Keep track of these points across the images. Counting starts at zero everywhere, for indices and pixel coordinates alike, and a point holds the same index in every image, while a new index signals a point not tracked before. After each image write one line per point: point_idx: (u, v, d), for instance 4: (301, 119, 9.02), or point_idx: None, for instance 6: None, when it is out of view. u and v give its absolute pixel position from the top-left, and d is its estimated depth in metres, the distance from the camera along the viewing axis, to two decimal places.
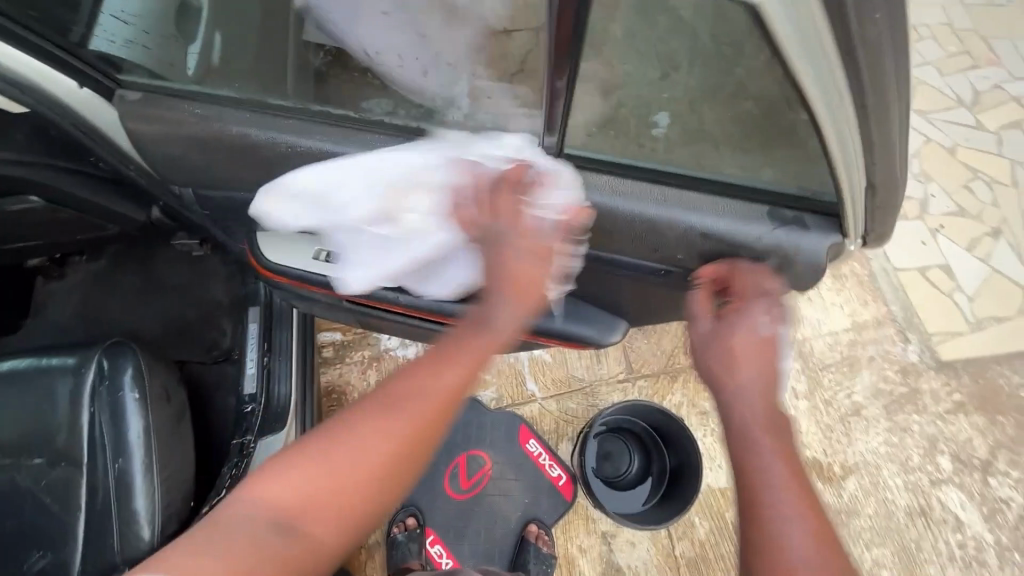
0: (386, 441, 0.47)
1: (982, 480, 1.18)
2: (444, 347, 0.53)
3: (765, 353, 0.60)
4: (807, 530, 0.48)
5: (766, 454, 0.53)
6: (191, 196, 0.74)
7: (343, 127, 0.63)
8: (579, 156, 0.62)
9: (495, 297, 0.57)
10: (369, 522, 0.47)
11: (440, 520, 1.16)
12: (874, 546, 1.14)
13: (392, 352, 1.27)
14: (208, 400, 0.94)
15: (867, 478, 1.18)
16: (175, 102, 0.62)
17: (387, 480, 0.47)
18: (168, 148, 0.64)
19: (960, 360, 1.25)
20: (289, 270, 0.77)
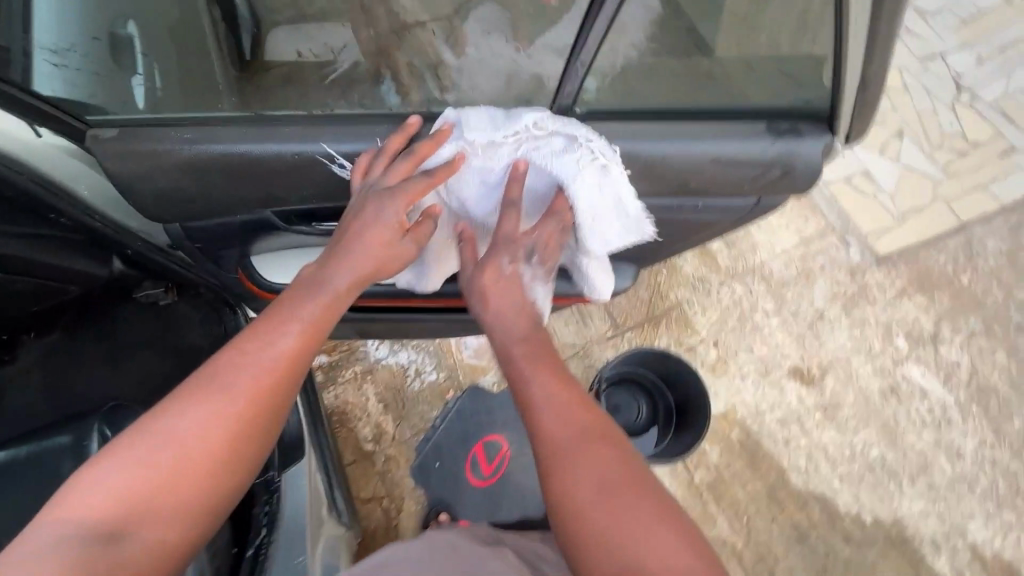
0: (205, 430, 0.51)
1: (934, 350, 1.33)
2: (264, 324, 0.58)
3: (515, 289, 0.71)
4: (588, 461, 0.54)
5: (548, 403, 0.60)
6: (178, 231, 0.75)
7: (334, 126, 0.66)
8: (591, 109, 0.67)
9: (332, 262, 0.64)
10: (211, 506, 0.51)
11: (471, 509, 1.18)
12: (860, 430, 1.27)
13: (383, 361, 1.25)
14: None
15: (842, 372, 1.30)
16: (156, 133, 0.64)
17: (226, 459, 0.51)
18: (154, 180, 0.65)
19: (895, 251, 1.39)
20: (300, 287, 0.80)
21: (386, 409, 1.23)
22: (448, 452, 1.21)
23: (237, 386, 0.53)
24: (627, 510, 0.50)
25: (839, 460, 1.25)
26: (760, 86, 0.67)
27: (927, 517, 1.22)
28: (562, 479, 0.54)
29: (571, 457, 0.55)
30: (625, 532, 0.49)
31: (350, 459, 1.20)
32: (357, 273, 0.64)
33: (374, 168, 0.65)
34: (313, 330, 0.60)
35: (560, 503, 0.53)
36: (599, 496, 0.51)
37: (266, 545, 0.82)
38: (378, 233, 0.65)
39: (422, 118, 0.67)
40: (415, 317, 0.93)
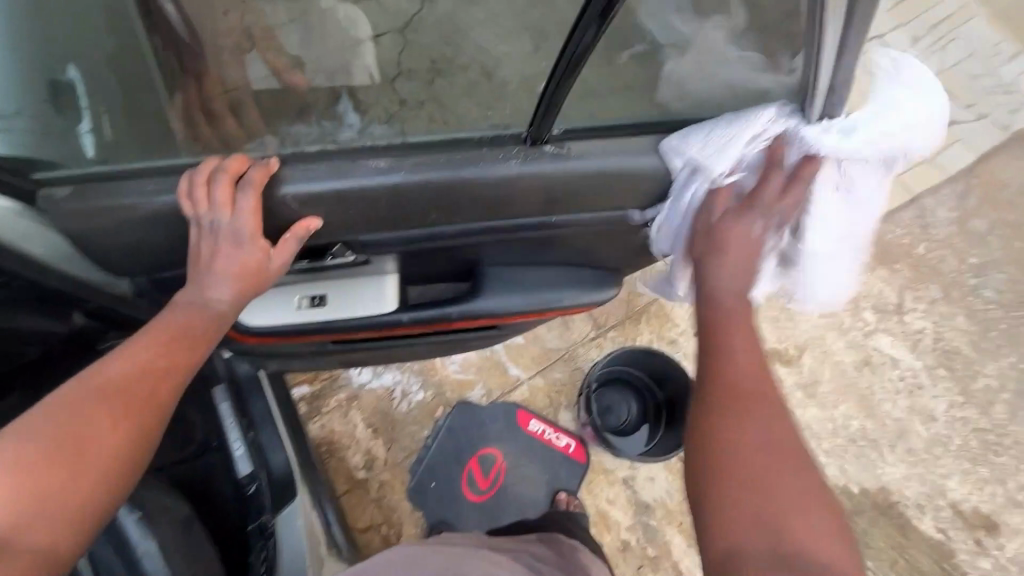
0: (92, 430, 0.53)
1: (899, 320, 1.38)
2: (151, 336, 0.63)
3: (749, 252, 0.68)
4: (756, 419, 0.58)
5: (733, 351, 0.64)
6: (145, 283, 0.73)
7: (301, 165, 0.65)
8: (567, 129, 0.68)
9: (204, 278, 0.65)
10: (99, 508, 0.52)
11: (471, 525, 1.17)
12: (840, 404, 1.31)
13: (367, 385, 1.23)
14: (203, 496, 0.83)
15: (818, 350, 1.35)
16: (115, 186, 0.62)
17: (120, 459, 0.54)
18: (121, 238, 0.63)
19: None
20: (277, 328, 0.81)
21: (375, 434, 1.21)
22: (443, 470, 1.20)
23: (126, 389, 0.57)
24: (796, 482, 0.54)
25: (823, 435, 1.29)
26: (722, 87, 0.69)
27: (909, 481, 1.27)
28: (736, 428, 0.58)
29: (753, 406, 0.59)
30: (787, 493, 0.53)
31: (342, 488, 1.18)
32: (236, 286, 0.65)
33: (197, 199, 0.62)
34: (196, 342, 0.64)
35: (722, 449, 0.57)
36: (770, 450, 0.56)
37: None
38: (236, 252, 0.64)
39: (389, 151, 0.67)
40: (402, 344, 0.92)
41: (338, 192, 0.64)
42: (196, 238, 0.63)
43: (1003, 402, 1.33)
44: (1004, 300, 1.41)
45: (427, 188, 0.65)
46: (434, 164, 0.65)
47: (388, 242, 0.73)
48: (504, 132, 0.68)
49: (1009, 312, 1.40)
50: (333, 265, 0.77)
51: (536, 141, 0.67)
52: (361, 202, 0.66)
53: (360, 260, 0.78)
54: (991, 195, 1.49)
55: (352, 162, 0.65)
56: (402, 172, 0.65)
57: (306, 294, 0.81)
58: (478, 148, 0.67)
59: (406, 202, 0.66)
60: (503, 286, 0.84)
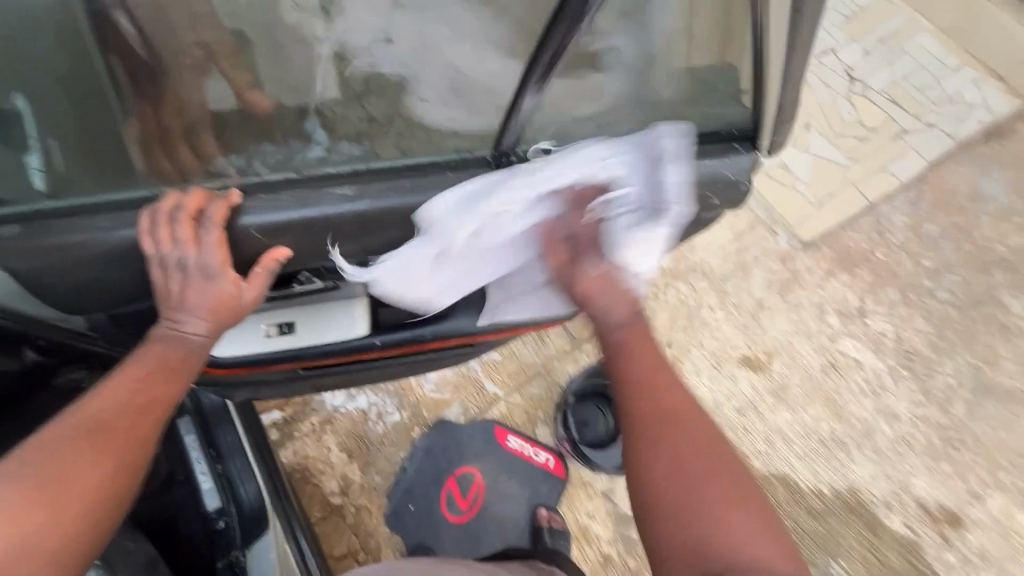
0: (77, 465, 0.53)
1: (863, 323, 1.43)
2: (135, 372, 0.63)
3: (610, 280, 0.70)
4: (676, 438, 0.62)
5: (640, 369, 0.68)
6: (104, 318, 0.72)
7: (265, 191, 0.64)
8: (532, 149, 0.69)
9: (179, 314, 0.66)
10: (84, 550, 0.51)
11: (452, 547, 1.15)
12: (810, 408, 1.35)
13: (342, 409, 1.20)
14: (168, 534, 0.78)
15: (787, 355, 1.38)
16: (65, 224, 0.60)
17: (108, 499, 0.53)
18: (75, 275, 0.63)
19: (817, 236, 1.49)
20: (244, 357, 0.79)
21: (350, 458, 1.18)
22: (421, 492, 1.18)
23: (108, 425, 0.57)
24: (716, 491, 0.59)
25: (795, 438, 1.32)
26: (689, 107, 0.70)
27: (877, 480, 1.31)
28: (662, 451, 0.61)
29: (663, 423, 0.63)
30: (710, 508, 0.57)
31: (318, 515, 1.15)
32: (213, 324, 0.67)
33: (160, 237, 0.62)
34: (178, 377, 0.65)
35: (651, 477, 0.61)
36: (692, 465, 0.60)
37: None
38: (207, 285, 0.65)
39: (354, 176, 0.66)
40: (374, 367, 0.91)
41: (305, 221, 0.64)
42: (163, 276, 0.64)
43: (961, 400, 1.39)
44: (958, 301, 1.48)
45: (395, 215, 0.66)
46: (399, 191, 0.66)
47: (353, 269, 0.73)
48: (469, 156, 0.68)
49: (963, 313, 1.47)
50: (299, 293, 0.76)
51: (501, 157, 0.68)
52: (328, 231, 0.66)
53: (330, 286, 0.76)
54: (941, 200, 1.57)
55: (319, 189, 0.64)
56: (369, 199, 0.65)
57: (274, 321, 0.79)
58: (441, 174, 0.67)
59: (374, 228, 0.67)
60: (474, 307, 0.83)
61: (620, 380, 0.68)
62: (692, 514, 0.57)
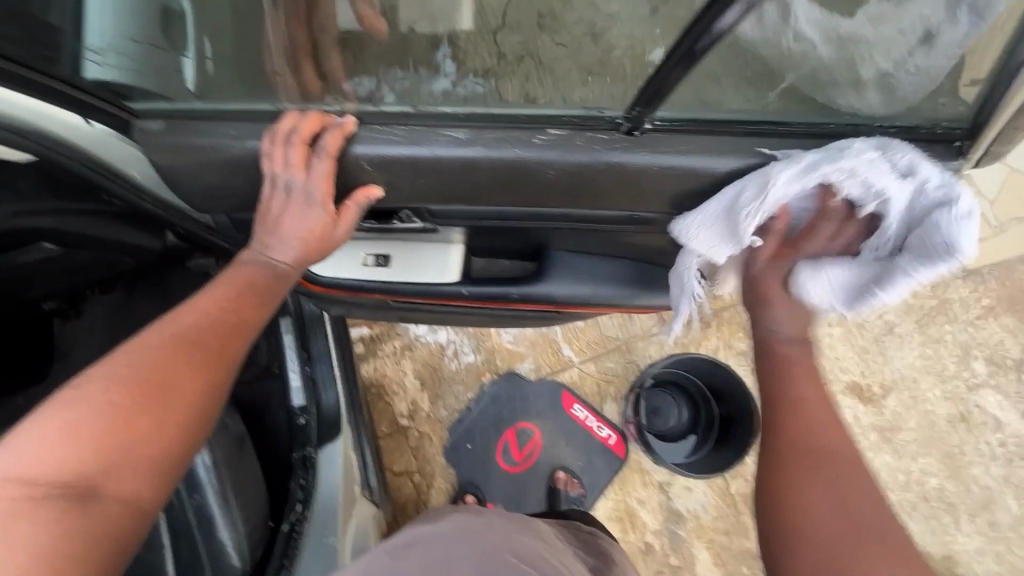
0: (174, 376, 0.51)
1: (1016, 378, 1.21)
2: (224, 287, 0.61)
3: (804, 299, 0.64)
4: (826, 472, 0.54)
5: (795, 383, 0.61)
6: (225, 221, 0.77)
7: (386, 118, 0.63)
8: (683, 118, 0.61)
9: (275, 237, 0.63)
10: (179, 456, 0.50)
11: (499, 493, 1.19)
12: (919, 457, 1.18)
13: (422, 338, 1.26)
14: (257, 418, 0.91)
15: (906, 393, 1.21)
16: (205, 126, 0.63)
17: (202, 411, 0.52)
18: (201, 178, 0.65)
19: (986, 265, 1.25)
20: (338, 281, 0.82)
21: (423, 386, 1.24)
22: (480, 434, 1.22)
23: (201, 337, 0.55)
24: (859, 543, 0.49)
25: (891, 485, 1.17)
26: (852, 96, 0.62)
27: (982, 557, 1.13)
28: (801, 476, 0.54)
29: (814, 463, 0.55)
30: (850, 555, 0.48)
31: (385, 431, 1.22)
32: (300, 253, 0.64)
33: (275, 158, 0.61)
34: (263, 297, 0.62)
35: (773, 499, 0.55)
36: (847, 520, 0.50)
37: (300, 522, 0.78)
38: (305, 214, 0.63)
39: (468, 124, 0.62)
40: (457, 311, 0.90)
41: (413, 159, 0.62)
42: (268, 194, 0.63)
43: None
44: None
45: (504, 168, 0.62)
46: (516, 142, 0.61)
47: (458, 214, 0.71)
48: (598, 115, 0.62)
49: None
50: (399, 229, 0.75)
51: (634, 131, 0.60)
52: (437, 174, 0.63)
53: (424, 228, 0.76)
54: None
55: (434, 134, 0.62)
56: (481, 147, 0.61)
57: (372, 252, 0.80)
58: (562, 129, 0.61)
59: (478, 179, 0.63)
60: (572, 276, 0.79)
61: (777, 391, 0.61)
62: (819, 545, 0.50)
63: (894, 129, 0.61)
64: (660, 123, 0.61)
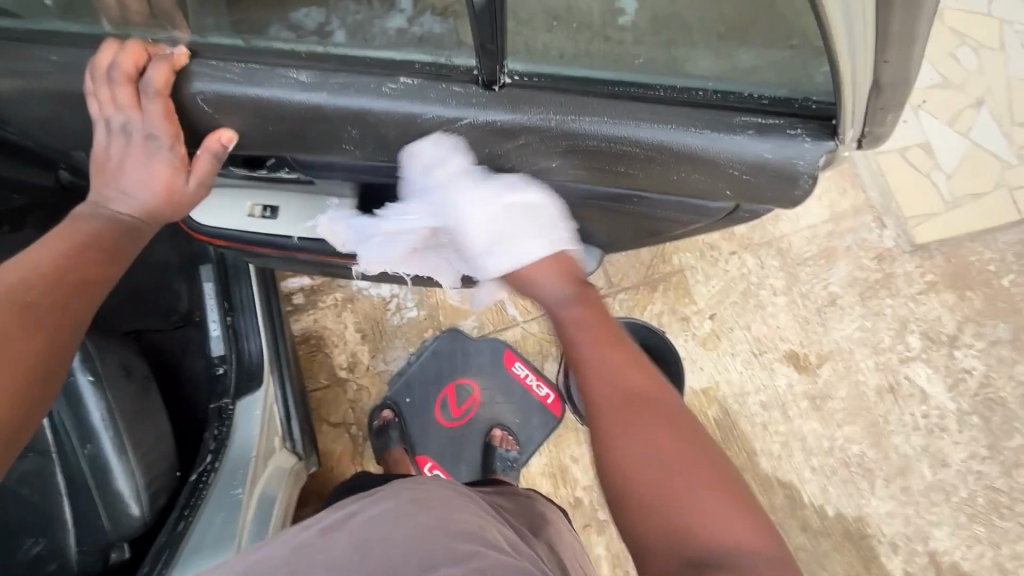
0: (5, 330, 0.48)
1: (948, 353, 1.23)
2: (61, 244, 0.57)
3: (549, 275, 0.70)
4: (645, 423, 0.57)
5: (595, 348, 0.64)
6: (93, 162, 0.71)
7: (217, 52, 0.55)
8: (540, 72, 0.55)
9: (117, 185, 0.61)
10: (20, 414, 0.48)
11: (435, 446, 1.21)
12: (845, 425, 1.21)
13: (365, 292, 1.23)
14: (174, 367, 0.89)
15: (840, 363, 1.23)
16: (29, 50, 0.55)
17: (47, 363, 0.50)
18: (41, 109, 0.59)
19: (935, 241, 1.25)
20: (226, 233, 0.77)
21: (363, 339, 1.22)
22: (418, 389, 1.22)
23: (33, 294, 0.52)
24: (680, 465, 0.53)
25: (815, 451, 1.21)
26: (750, 59, 0.55)
27: (892, 519, 1.19)
28: (627, 432, 0.56)
29: (625, 410, 0.58)
30: (673, 481, 0.52)
31: (323, 382, 1.21)
32: (146, 202, 0.62)
33: (103, 99, 0.56)
34: (112, 249, 0.60)
35: (609, 467, 0.56)
36: (666, 461, 0.54)
37: (210, 472, 0.80)
38: (146, 161, 0.60)
39: (299, 62, 0.55)
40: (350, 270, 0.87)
41: (250, 100, 0.56)
42: (106, 140, 0.60)
43: None
44: None
45: (354, 119, 0.56)
46: (363, 89, 0.55)
47: (340, 164, 0.66)
48: (449, 64, 0.54)
49: None
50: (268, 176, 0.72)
51: (490, 84, 0.54)
52: (275, 118, 0.57)
53: (303, 180, 0.73)
54: None
55: (261, 75, 0.55)
56: (326, 94, 0.55)
57: (259, 203, 0.76)
58: (413, 77, 0.55)
59: (322, 125, 0.57)
60: None
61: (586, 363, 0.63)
62: (643, 482, 0.53)
63: (764, 100, 0.55)
64: (519, 77, 0.54)
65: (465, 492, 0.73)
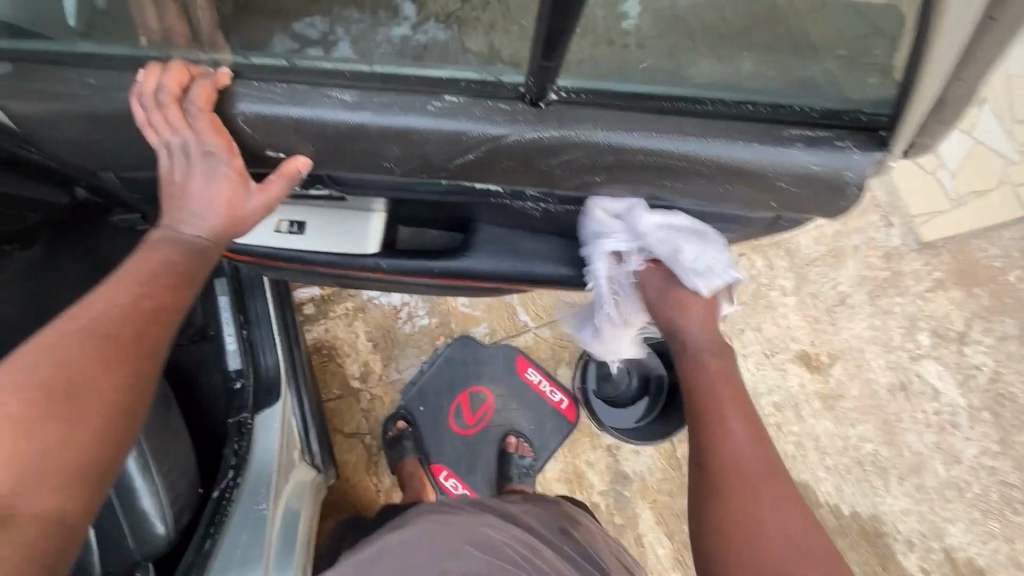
0: (94, 371, 0.48)
1: (958, 350, 1.24)
2: (142, 271, 0.57)
3: (692, 308, 0.76)
4: (759, 470, 0.66)
5: (722, 387, 0.72)
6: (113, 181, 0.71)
7: (267, 74, 0.55)
8: (585, 87, 0.55)
9: (186, 211, 0.60)
10: (104, 458, 0.46)
11: (450, 454, 1.21)
12: (858, 423, 1.22)
13: (376, 300, 1.22)
14: (191, 384, 0.87)
15: (851, 362, 1.23)
16: (57, 73, 0.55)
17: (133, 400, 0.49)
18: (67, 131, 0.59)
19: (942, 239, 1.26)
20: (251, 249, 0.77)
21: (375, 347, 1.22)
22: (432, 397, 1.21)
23: (115, 328, 0.51)
24: (780, 520, 0.63)
25: (829, 450, 1.21)
26: (780, 75, 0.56)
27: (906, 517, 1.19)
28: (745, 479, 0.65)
29: (741, 459, 0.66)
30: (773, 537, 0.61)
31: (335, 394, 1.20)
32: (216, 226, 0.60)
33: (157, 126, 0.56)
34: (189, 274, 0.59)
35: (716, 507, 0.65)
36: (772, 512, 0.63)
37: (231, 490, 0.78)
38: (210, 183, 0.59)
39: (348, 84, 0.55)
40: (372, 282, 0.86)
41: (297, 121, 0.56)
42: (168, 165, 0.59)
43: None
44: None
45: (396, 137, 0.56)
46: (408, 108, 0.55)
47: (376, 182, 0.66)
48: (498, 81, 0.55)
49: None
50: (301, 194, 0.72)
51: (536, 102, 0.55)
52: (323, 139, 0.57)
53: (334, 196, 0.73)
54: None
55: (312, 97, 0.55)
56: (370, 113, 0.55)
57: (285, 218, 0.75)
58: (459, 96, 0.55)
59: (368, 146, 0.57)
60: (502, 248, 0.77)
61: (707, 398, 0.71)
62: (750, 527, 0.62)
63: (813, 113, 0.55)
64: (567, 93, 0.55)
65: (496, 510, 0.76)
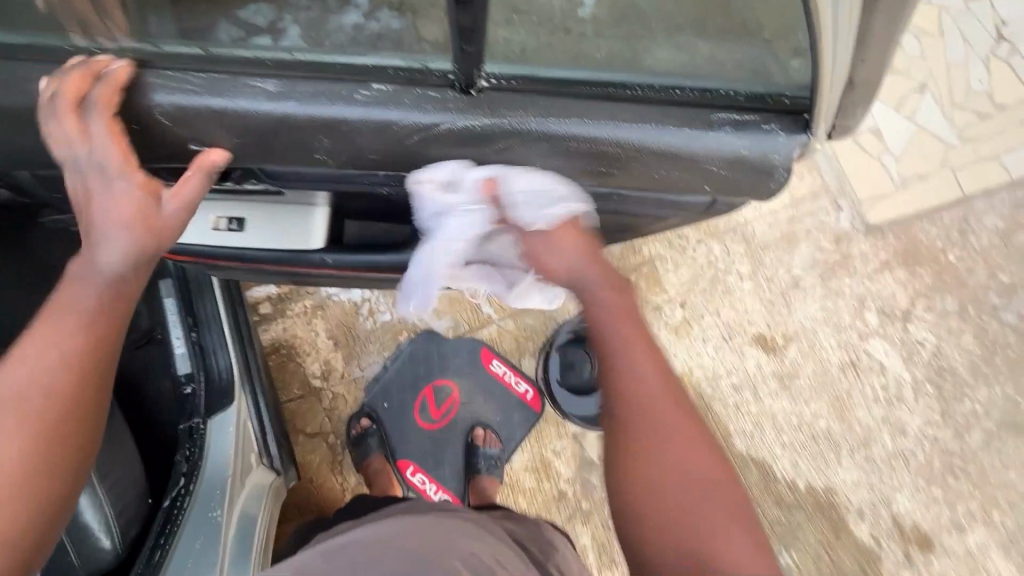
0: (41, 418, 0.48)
1: (902, 327, 1.29)
2: (70, 295, 0.53)
3: (575, 244, 0.67)
4: (673, 427, 0.55)
5: (620, 334, 0.61)
6: (29, 178, 0.68)
7: (184, 64, 0.53)
8: (517, 74, 0.55)
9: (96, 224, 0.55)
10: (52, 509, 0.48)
11: (415, 449, 1.20)
12: (812, 401, 1.27)
13: (335, 297, 1.20)
14: (134, 388, 0.84)
15: (805, 342, 1.28)
16: None
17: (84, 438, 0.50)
18: None
19: (887, 222, 1.31)
20: (192, 249, 0.74)
21: (336, 346, 1.19)
22: (396, 394, 1.20)
23: (54, 366, 0.49)
24: (698, 488, 0.53)
25: (785, 428, 1.26)
26: (707, 61, 0.57)
27: (858, 488, 1.25)
28: (654, 439, 0.55)
29: (649, 417, 0.56)
30: (692, 507, 0.52)
31: (296, 394, 1.18)
32: (129, 241, 0.54)
33: (58, 138, 0.54)
34: (118, 293, 0.54)
35: (627, 477, 0.55)
36: (690, 478, 0.53)
37: (183, 497, 0.76)
38: (113, 193, 0.55)
39: (270, 73, 0.54)
40: (321, 278, 0.85)
41: (218, 112, 0.54)
42: (74, 177, 0.56)
43: (981, 429, 1.27)
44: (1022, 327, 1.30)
45: (325, 127, 0.55)
46: (336, 98, 0.54)
47: (311, 175, 0.65)
48: (425, 70, 0.54)
49: None
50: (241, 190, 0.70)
51: (467, 89, 0.54)
52: (252, 131, 0.56)
53: (272, 191, 0.70)
54: None
55: (232, 87, 0.54)
56: (297, 102, 0.54)
57: (224, 215, 0.72)
58: (387, 84, 0.54)
59: (298, 136, 0.56)
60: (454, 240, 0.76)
61: (607, 348, 0.60)
62: (665, 498, 0.53)
63: (739, 96, 0.57)
64: (496, 80, 0.54)
65: (466, 516, 0.75)
